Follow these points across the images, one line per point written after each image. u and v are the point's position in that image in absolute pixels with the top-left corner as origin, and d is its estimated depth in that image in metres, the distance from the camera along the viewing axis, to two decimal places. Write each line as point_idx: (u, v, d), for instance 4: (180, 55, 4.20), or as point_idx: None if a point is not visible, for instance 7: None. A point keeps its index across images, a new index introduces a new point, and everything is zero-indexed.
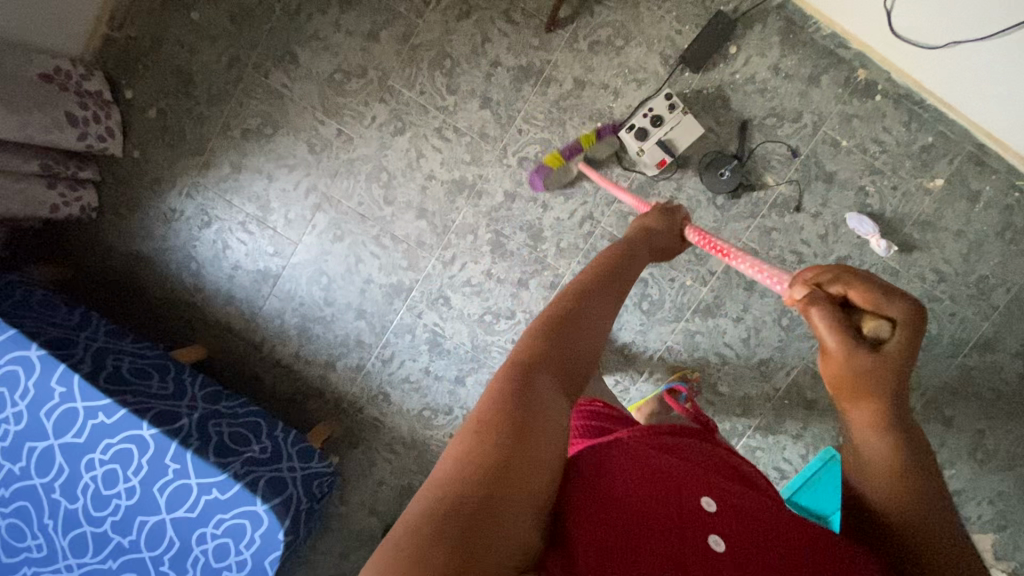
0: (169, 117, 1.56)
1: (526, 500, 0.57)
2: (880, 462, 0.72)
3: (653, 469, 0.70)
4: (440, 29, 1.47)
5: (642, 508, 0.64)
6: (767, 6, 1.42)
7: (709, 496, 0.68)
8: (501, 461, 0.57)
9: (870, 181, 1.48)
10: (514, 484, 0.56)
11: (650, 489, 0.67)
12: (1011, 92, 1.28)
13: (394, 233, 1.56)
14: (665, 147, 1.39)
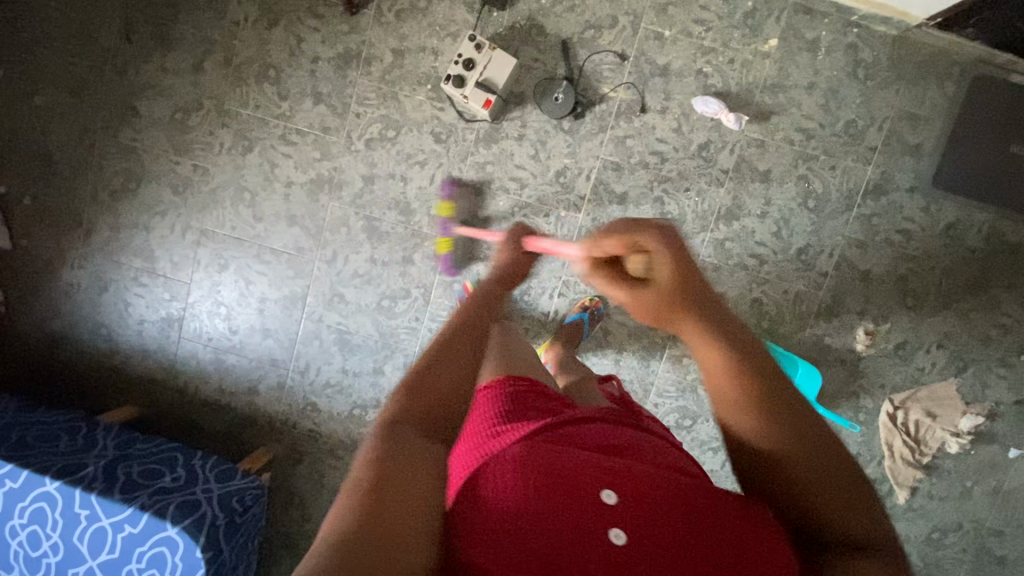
0: (42, 199, 1.63)
1: (417, 527, 0.53)
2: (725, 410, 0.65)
3: (554, 466, 0.62)
4: (256, 42, 1.52)
5: (536, 521, 0.58)
6: None
7: (610, 489, 0.61)
8: (376, 489, 0.53)
9: (705, 61, 1.47)
10: (404, 487, 0.54)
11: (548, 497, 0.60)
12: None
13: (272, 247, 1.61)
14: (485, 88, 1.42)
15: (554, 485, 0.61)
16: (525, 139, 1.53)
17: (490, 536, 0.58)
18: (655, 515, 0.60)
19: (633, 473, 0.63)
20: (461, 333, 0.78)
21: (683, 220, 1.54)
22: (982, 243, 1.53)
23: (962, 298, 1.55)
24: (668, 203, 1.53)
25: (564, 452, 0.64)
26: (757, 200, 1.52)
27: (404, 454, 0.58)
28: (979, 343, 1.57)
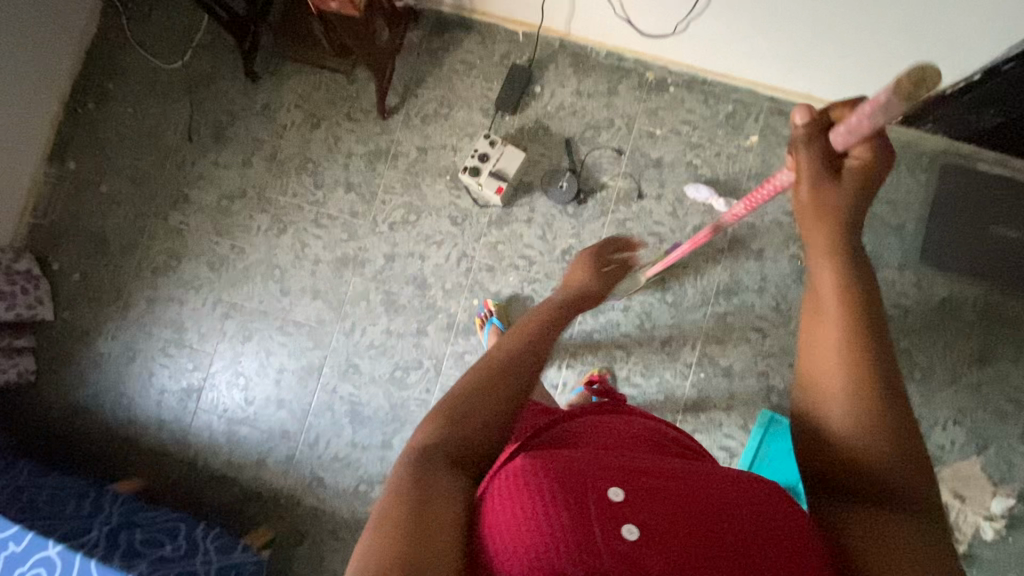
0: (90, 275, 1.78)
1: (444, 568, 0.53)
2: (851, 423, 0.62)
3: (569, 476, 0.61)
4: (299, 141, 1.75)
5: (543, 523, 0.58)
6: (553, 49, 1.70)
7: (617, 487, 0.61)
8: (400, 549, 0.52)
9: (693, 155, 1.66)
10: (433, 526, 0.55)
11: (559, 505, 0.59)
12: (751, 48, 1.45)
13: (295, 319, 1.70)
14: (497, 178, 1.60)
15: (570, 486, 0.60)
16: (534, 222, 1.68)
17: (525, 542, 0.57)
18: (662, 510, 0.60)
19: (636, 471, 0.64)
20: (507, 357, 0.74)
21: (684, 295, 1.63)
22: (980, 317, 1.57)
23: (968, 372, 1.56)
24: (669, 278, 1.64)
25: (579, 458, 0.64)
26: (753, 276, 1.62)
27: (425, 497, 0.57)
28: (995, 418, 1.55)
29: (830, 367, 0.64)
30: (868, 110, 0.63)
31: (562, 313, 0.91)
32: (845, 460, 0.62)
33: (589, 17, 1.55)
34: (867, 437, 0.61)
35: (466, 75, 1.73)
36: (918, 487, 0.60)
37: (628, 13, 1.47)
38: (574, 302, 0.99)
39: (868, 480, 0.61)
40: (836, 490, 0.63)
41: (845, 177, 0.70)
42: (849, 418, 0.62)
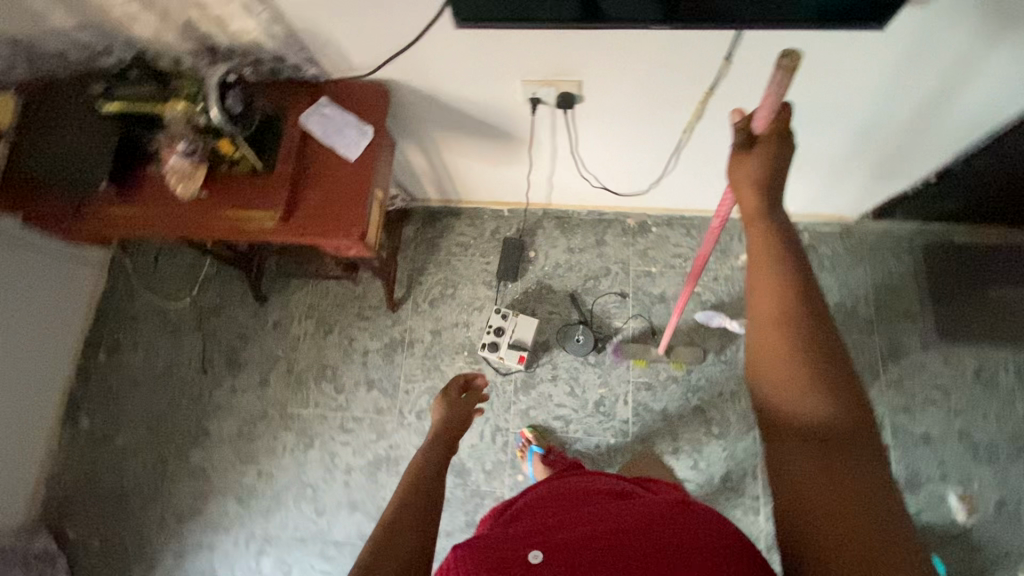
0: (111, 539, 1.67)
1: None
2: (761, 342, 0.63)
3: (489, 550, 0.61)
4: (313, 349, 1.77)
5: None
6: (538, 216, 1.83)
7: (538, 549, 0.59)
8: None
9: (693, 284, 1.73)
10: None
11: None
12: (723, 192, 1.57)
13: (336, 539, 1.61)
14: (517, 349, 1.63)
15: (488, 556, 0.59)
16: (559, 380, 1.68)
17: None
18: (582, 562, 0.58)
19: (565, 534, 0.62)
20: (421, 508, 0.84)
21: (727, 423, 1.61)
22: (1020, 380, 1.57)
23: None
24: (707, 409, 1.62)
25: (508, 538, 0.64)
26: None
27: None
28: None
29: (758, 330, 0.64)
30: (773, 78, 0.73)
31: (433, 449, 0.95)
32: (782, 427, 0.58)
33: (569, 191, 1.65)
34: (799, 400, 0.58)
35: (463, 254, 1.82)
36: (861, 452, 0.55)
37: (603, 184, 1.59)
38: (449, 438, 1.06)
39: (808, 446, 0.56)
40: (783, 470, 0.56)
41: (763, 140, 0.76)
42: (770, 346, 0.62)
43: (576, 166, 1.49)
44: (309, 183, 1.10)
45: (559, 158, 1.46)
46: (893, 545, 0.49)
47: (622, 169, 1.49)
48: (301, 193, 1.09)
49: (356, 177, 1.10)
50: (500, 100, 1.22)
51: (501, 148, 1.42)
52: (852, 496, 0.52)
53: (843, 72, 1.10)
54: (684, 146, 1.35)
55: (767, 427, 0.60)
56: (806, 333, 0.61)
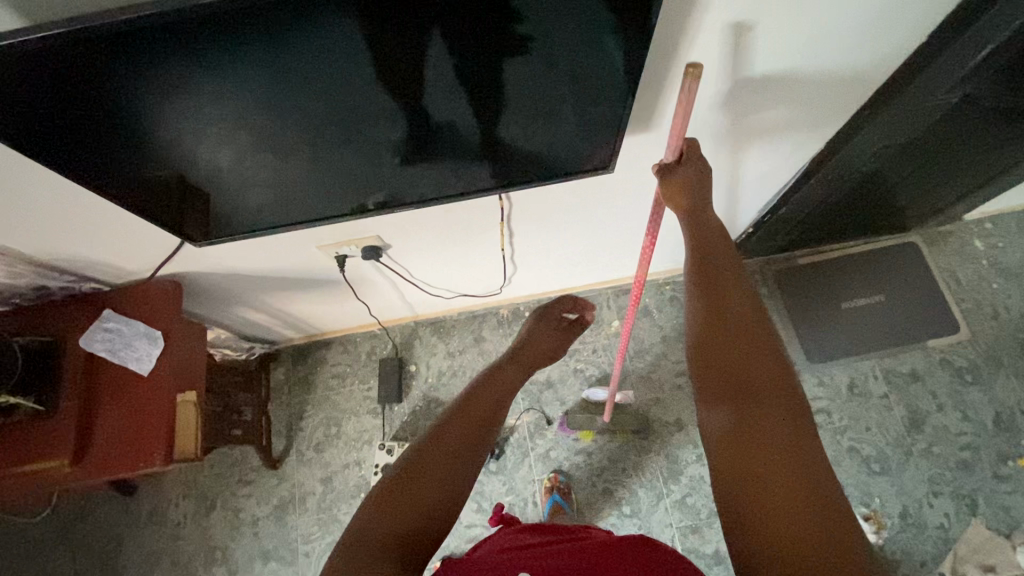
0: None
1: None
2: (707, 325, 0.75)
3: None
4: (198, 531, 1.62)
5: None
6: (410, 327, 1.79)
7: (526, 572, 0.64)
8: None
9: (574, 361, 1.72)
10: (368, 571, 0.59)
11: None
12: (574, 275, 1.61)
13: None
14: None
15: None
16: None
17: None
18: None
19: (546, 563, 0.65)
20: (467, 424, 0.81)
21: (637, 498, 1.58)
22: (888, 384, 1.64)
23: (915, 440, 1.58)
24: (615, 488, 1.59)
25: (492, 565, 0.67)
26: (685, 447, 1.61)
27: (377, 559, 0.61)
28: (966, 471, 1.54)
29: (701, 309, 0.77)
30: (684, 89, 0.70)
31: (454, 436, 0.78)
32: (721, 380, 0.70)
33: (425, 304, 1.61)
34: (740, 370, 0.70)
35: (342, 386, 1.74)
36: (787, 403, 0.66)
37: (456, 295, 1.59)
38: (484, 403, 0.87)
39: (739, 395, 0.68)
40: (721, 423, 0.67)
41: (687, 159, 0.85)
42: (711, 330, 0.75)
43: (418, 290, 1.47)
44: (98, 415, 1.02)
45: (396, 288, 1.43)
46: (813, 457, 0.61)
47: (465, 281, 1.47)
48: (89, 429, 1.01)
49: (148, 397, 1.03)
50: (302, 265, 1.18)
51: (333, 293, 1.38)
52: (775, 425, 0.64)
53: (621, 190, 1.13)
54: (515, 258, 1.37)
55: (710, 384, 0.71)
56: (736, 310, 0.76)
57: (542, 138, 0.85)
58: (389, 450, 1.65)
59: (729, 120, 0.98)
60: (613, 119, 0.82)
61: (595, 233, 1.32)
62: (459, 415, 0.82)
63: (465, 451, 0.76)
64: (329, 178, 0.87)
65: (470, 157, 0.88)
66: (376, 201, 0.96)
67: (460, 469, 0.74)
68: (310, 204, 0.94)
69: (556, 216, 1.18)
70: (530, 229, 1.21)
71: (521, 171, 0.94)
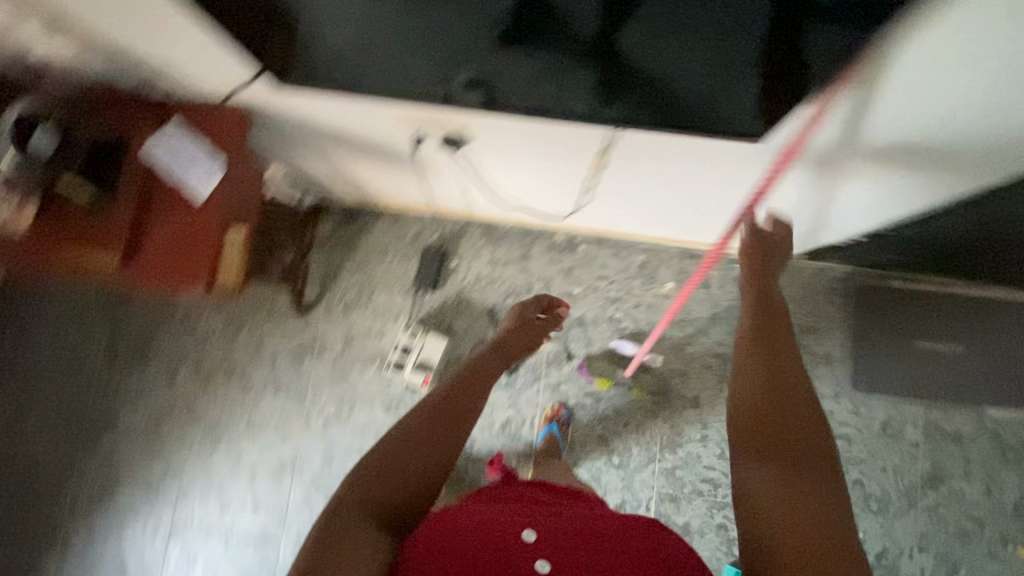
0: (21, 518, 1.68)
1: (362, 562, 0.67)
2: (745, 369, 0.83)
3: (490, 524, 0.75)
4: (223, 347, 1.71)
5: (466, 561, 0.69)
6: (462, 222, 1.72)
7: (529, 529, 0.74)
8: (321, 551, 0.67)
9: (614, 309, 1.65)
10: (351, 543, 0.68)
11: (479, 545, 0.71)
12: (645, 224, 1.48)
13: (240, 533, 1.64)
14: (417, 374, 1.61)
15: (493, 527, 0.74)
16: None
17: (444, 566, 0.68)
18: (559, 543, 0.73)
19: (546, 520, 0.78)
20: (449, 410, 0.90)
21: (629, 454, 1.60)
22: (923, 436, 1.56)
23: (923, 495, 1.54)
24: (612, 438, 1.61)
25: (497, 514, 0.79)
26: (694, 425, 1.60)
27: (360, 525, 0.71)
28: (959, 539, 1.51)
29: (754, 364, 0.82)
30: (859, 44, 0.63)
31: (436, 426, 0.87)
32: (750, 421, 0.77)
33: (486, 207, 1.53)
34: (775, 417, 0.76)
35: (382, 259, 1.73)
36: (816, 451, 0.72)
37: (519, 207, 1.49)
38: (466, 395, 0.95)
39: (761, 440, 0.74)
40: (750, 465, 0.72)
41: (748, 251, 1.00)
42: (746, 376, 0.82)
43: (487, 192, 1.38)
44: (141, 222, 1.02)
45: (464, 182, 1.33)
46: (831, 504, 0.66)
47: (535, 197, 1.37)
48: (132, 234, 1.02)
49: (197, 219, 1.04)
50: (376, 133, 1.09)
51: (398, 169, 1.29)
52: (813, 484, 0.68)
53: (745, 157, 0.98)
54: (596, 190, 1.24)
55: (740, 422, 0.77)
56: (789, 367, 0.81)
57: (665, 53, 0.68)
58: (411, 335, 1.64)
59: (887, 126, 0.85)
60: (791, 44, 0.63)
61: (691, 190, 1.18)
62: (443, 404, 0.91)
63: (446, 441, 0.86)
64: (414, 43, 0.73)
65: (584, 57, 0.71)
66: (463, 83, 0.81)
67: (433, 454, 0.83)
68: (386, 68, 0.81)
69: (654, 162, 1.06)
70: (625, 167, 1.09)
71: (637, 91, 0.78)
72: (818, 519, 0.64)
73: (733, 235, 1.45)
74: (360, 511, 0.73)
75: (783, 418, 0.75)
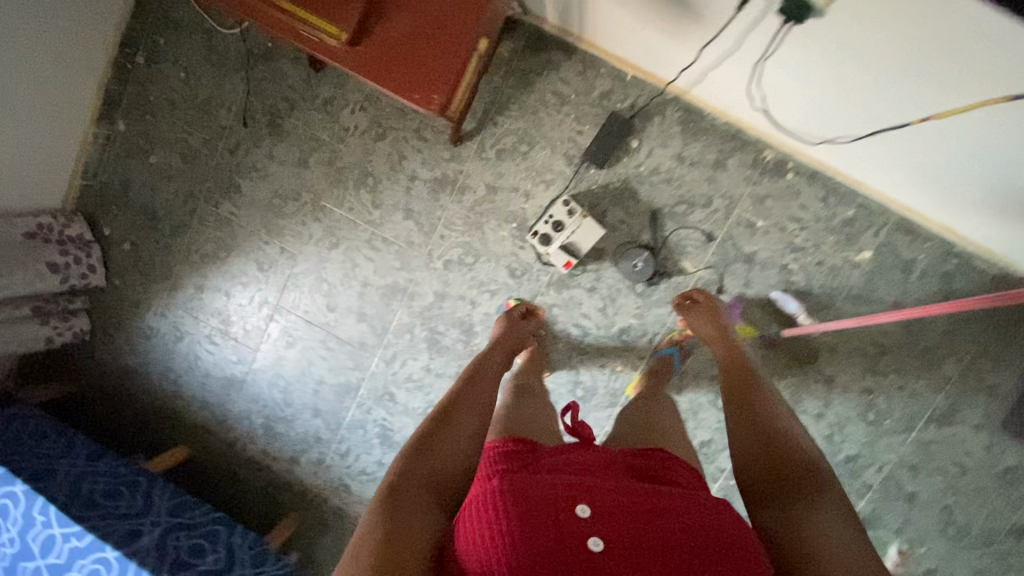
0: (140, 249, 1.72)
1: (419, 530, 0.72)
2: (733, 414, 0.96)
3: (533, 491, 0.71)
4: (360, 150, 1.56)
5: (514, 534, 0.66)
6: (664, 98, 1.42)
7: (581, 503, 0.70)
8: (388, 520, 0.71)
9: (792, 259, 1.44)
10: (409, 507, 0.74)
11: (524, 515, 0.68)
12: (902, 176, 1.22)
13: (338, 335, 1.67)
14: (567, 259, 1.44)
15: (538, 497, 0.70)
16: (595, 292, 1.53)
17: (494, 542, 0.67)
18: (612, 518, 0.69)
19: (590, 488, 0.72)
20: (474, 391, 0.99)
21: None
22: None
23: (1006, 542, 1.50)
24: None
25: (535, 479, 0.73)
26: (814, 400, 1.51)
27: (413, 492, 0.76)
28: None
29: (730, 409, 0.98)
30: None
31: (463, 417, 0.91)
32: (754, 463, 0.86)
33: (717, 90, 1.25)
34: (769, 461, 0.85)
35: (556, 110, 1.47)
36: (807, 480, 0.79)
37: (765, 112, 1.21)
38: (482, 390, 1.00)
39: (766, 476, 0.83)
40: (773, 506, 0.79)
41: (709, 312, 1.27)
42: (733, 420, 0.95)
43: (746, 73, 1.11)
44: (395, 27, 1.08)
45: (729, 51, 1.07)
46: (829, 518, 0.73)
47: (798, 98, 1.11)
48: (389, 38, 1.10)
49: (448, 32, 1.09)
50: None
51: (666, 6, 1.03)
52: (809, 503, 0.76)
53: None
54: (877, 115, 1.01)
55: (747, 465, 0.86)
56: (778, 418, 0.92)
57: None
58: (571, 214, 1.42)
59: None
60: None
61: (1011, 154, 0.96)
62: (470, 387, 0.99)
63: (471, 430, 0.90)
64: None
65: None
66: None
67: (468, 441, 0.88)
68: None
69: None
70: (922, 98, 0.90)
71: None
72: (823, 533, 0.71)
73: (977, 219, 1.24)
74: (410, 497, 0.75)
75: (781, 458, 0.84)
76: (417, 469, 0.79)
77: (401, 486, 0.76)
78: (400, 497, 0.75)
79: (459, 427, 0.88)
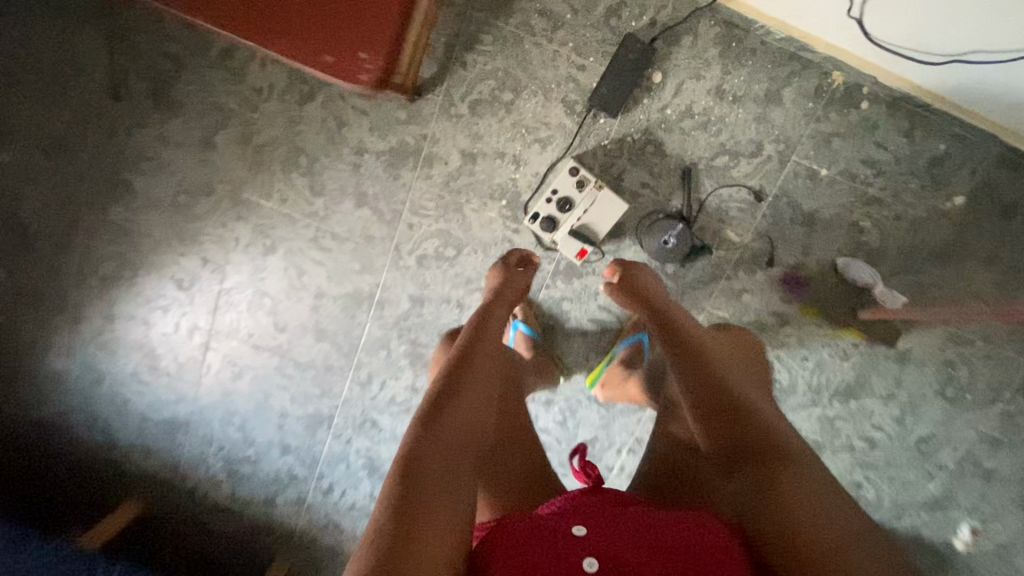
0: (19, 277, 1.32)
1: (444, 504, 0.60)
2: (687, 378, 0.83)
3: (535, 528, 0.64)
4: (282, 120, 1.15)
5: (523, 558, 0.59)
6: (693, 11, 1.03)
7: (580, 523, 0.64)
8: (403, 495, 0.59)
9: (864, 214, 1.12)
10: (433, 476, 0.62)
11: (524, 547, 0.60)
12: None
13: (296, 359, 1.33)
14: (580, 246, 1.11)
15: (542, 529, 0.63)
16: None
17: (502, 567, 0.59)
18: (618, 531, 0.62)
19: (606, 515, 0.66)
20: (487, 341, 0.87)
21: (792, 390, 1.24)
22: None
23: None
24: None
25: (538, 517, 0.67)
26: (885, 382, 1.24)
27: (434, 456, 0.64)
28: None
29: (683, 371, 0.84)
30: None
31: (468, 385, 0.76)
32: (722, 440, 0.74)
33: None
34: (743, 432, 0.73)
35: (545, 40, 1.07)
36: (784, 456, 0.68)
37: (863, 15, 0.83)
38: (488, 346, 0.86)
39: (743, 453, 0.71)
40: (756, 484, 0.66)
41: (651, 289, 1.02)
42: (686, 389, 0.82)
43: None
44: (301, 17, 0.83)
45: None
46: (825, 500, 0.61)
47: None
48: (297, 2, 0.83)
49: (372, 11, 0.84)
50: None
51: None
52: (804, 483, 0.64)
53: None
54: None
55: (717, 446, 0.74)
56: (718, 369, 0.82)
57: None
58: (579, 188, 1.08)
59: None
60: None
61: None
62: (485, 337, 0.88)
63: (480, 401, 0.76)
64: None
65: None
66: None
67: (486, 407, 0.75)
68: None
69: None
70: None
71: None
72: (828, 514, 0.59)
73: None
74: (430, 475, 0.61)
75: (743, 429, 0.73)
76: (440, 432, 0.67)
77: (416, 450, 0.64)
78: (417, 463, 0.62)
79: (477, 383, 0.77)
